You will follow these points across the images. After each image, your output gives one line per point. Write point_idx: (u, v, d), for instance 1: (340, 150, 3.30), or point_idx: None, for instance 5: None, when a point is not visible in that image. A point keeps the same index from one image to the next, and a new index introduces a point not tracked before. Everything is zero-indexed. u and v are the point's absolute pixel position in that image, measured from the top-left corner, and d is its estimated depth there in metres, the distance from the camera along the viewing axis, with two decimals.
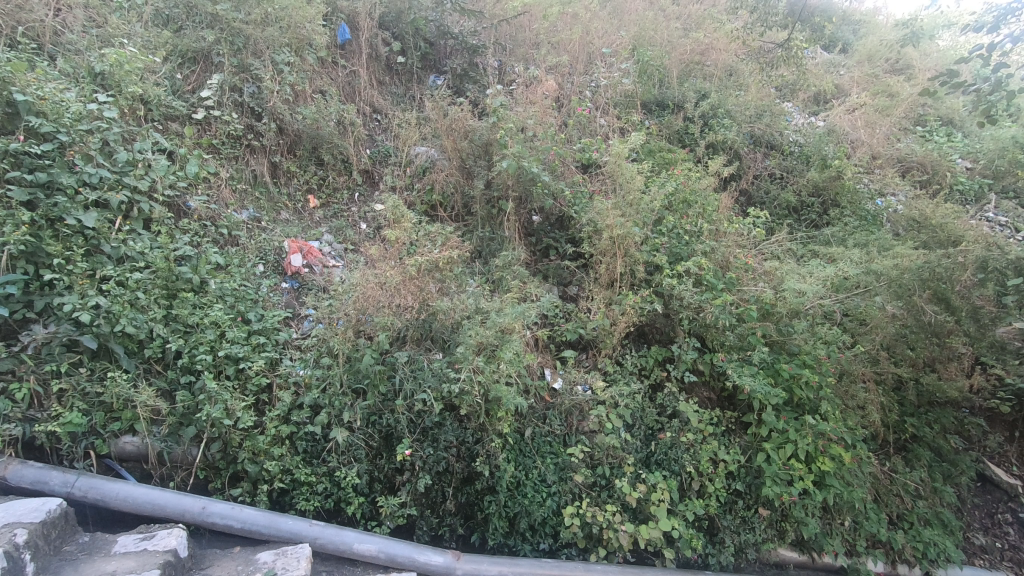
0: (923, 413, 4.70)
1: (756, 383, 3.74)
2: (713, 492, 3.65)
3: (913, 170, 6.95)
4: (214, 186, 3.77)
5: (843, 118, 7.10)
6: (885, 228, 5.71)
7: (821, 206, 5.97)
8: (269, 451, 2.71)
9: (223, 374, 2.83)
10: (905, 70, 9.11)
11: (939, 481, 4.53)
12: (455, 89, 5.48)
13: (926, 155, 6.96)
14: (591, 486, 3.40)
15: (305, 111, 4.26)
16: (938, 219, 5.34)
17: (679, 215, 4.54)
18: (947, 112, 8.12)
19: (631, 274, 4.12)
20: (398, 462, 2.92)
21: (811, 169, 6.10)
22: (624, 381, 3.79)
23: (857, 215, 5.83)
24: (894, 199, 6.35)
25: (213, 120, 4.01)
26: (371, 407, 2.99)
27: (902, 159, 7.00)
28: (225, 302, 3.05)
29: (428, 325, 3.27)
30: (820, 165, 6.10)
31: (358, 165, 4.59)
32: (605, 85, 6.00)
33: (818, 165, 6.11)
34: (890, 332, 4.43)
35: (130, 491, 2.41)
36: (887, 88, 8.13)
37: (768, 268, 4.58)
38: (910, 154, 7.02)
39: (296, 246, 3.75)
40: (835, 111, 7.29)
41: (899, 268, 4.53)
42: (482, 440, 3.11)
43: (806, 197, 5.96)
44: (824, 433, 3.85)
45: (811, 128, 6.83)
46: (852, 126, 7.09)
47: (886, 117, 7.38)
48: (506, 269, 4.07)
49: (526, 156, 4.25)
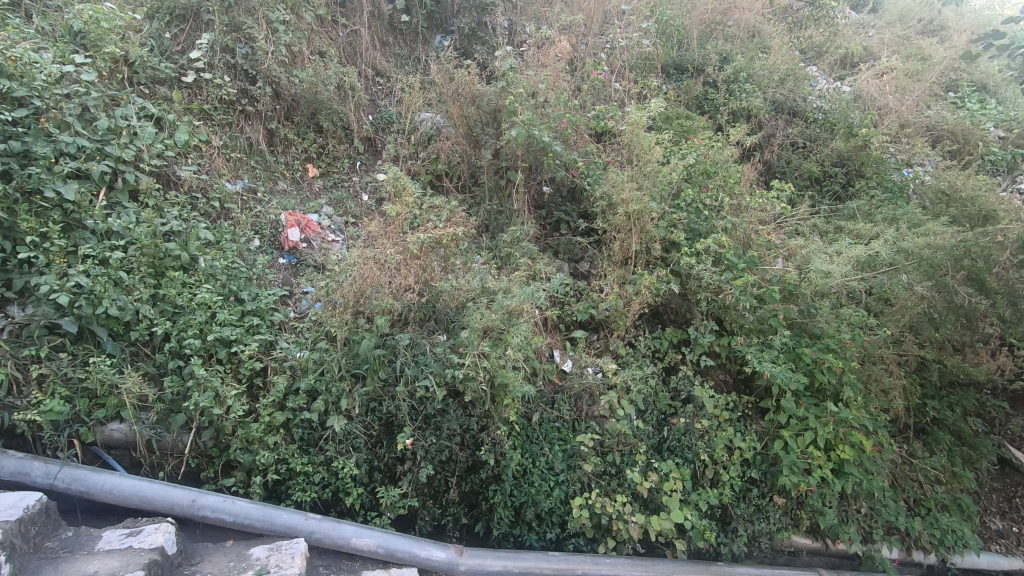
0: (945, 396, 4.54)
1: (778, 369, 3.54)
2: (727, 482, 3.51)
3: (943, 139, 6.56)
4: (206, 155, 3.57)
5: (871, 83, 6.68)
6: (913, 201, 5.39)
7: (845, 176, 5.65)
8: (263, 440, 2.58)
9: (214, 358, 2.68)
10: (937, 32, 8.56)
11: (959, 467, 4.36)
12: (461, 50, 5.15)
13: (957, 123, 6.56)
14: (601, 475, 3.28)
15: (302, 74, 4.03)
16: (969, 192, 4.92)
17: (698, 187, 4.26)
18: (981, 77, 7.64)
19: (647, 251, 3.89)
20: (398, 452, 2.79)
21: (835, 138, 5.76)
22: (637, 365, 3.62)
23: (883, 187, 5.51)
24: (922, 170, 6.01)
25: (204, 83, 3.75)
26: (371, 393, 2.84)
27: (931, 127, 6.61)
28: (217, 282, 2.88)
29: (432, 306, 3.08)
30: (845, 134, 5.75)
31: (359, 131, 4.35)
32: (622, 46, 5.64)
33: (843, 134, 5.76)
34: (916, 311, 4.18)
35: (116, 483, 2.29)
36: (920, 51, 7.65)
37: (791, 247, 4.32)
38: (940, 121, 6.62)
39: (293, 219, 3.57)
40: (863, 76, 6.87)
41: (931, 246, 4.18)
42: (488, 427, 2.97)
43: (830, 167, 5.64)
44: (846, 420, 3.67)
45: (837, 93, 6.44)
46: (880, 92, 6.68)
47: (917, 82, 6.94)
48: (514, 245, 3.86)
49: (537, 123, 3.94)
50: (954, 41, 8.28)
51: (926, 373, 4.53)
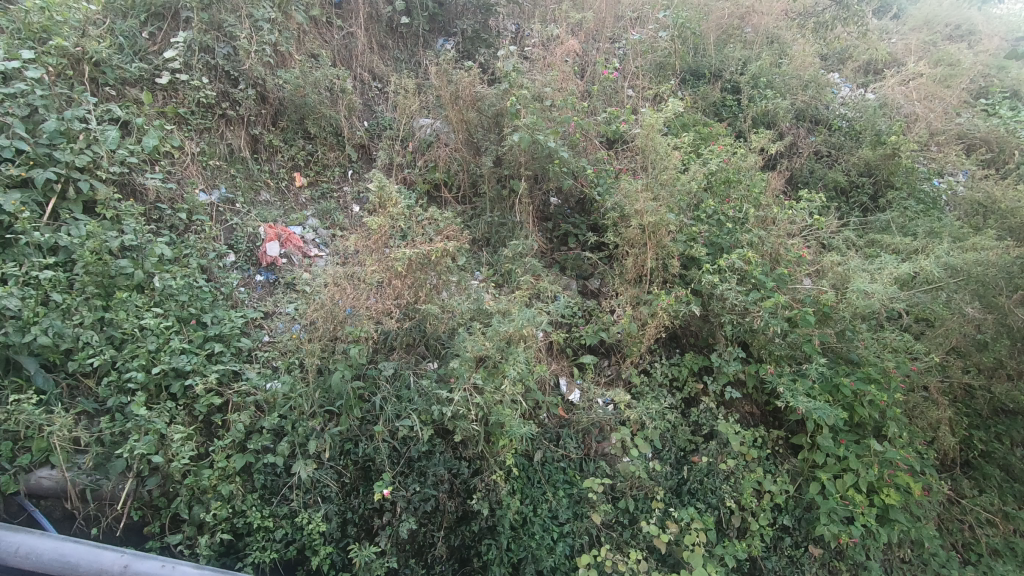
0: (989, 424, 3.98)
1: (815, 404, 3.10)
2: (757, 531, 3.08)
3: (976, 148, 6.10)
4: (178, 163, 3.27)
5: (897, 89, 6.27)
6: (947, 213, 4.94)
7: (872, 187, 5.23)
8: (216, 490, 2.23)
9: (165, 393, 2.34)
10: (963, 40, 8.13)
11: (1012, 506, 3.77)
12: (464, 54, 4.82)
13: (991, 131, 6.11)
14: (611, 524, 2.89)
15: (286, 76, 3.70)
16: (1009, 203, 4.51)
17: (719, 198, 3.82)
18: (1011, 84, 7.26)
19: (664, 268, 3.47)
20: (375, 502, 2.41)
21: (862, 146, 5.36)
22: (652, 396, 3.22)
23: (916, 198, 5.07)
24: (955, 181, 5.55)
25: (180, 85, 3.44)
26: (346, 432, 2.49)
27: (963, 136, 6.17)
28: (176, 303, 2.54)
29: (420, 330, 2.76)
30: (872, 142, 5.34)
31: (352, 138, 4.03)
32: (635, 51, 5.31)
33: (870, 142, 5.35)
34: (966, 335, 3.71)
35: (33, 545, 1.95)
36: (948, 56, 7.22)
37: (825, 262, 3.81)
38: (972, 129, 6.19)
39: (273, 232, 3.27)
40: (887, 82, 6.47)
41: (982, 262, 3.70)
42: (481, 471, 2.60)
43: (856, 177, 5.23)
44: (892, 460, 3.21)
45: (861, 100, 6.03)
46: (906, 99, 6.25)
47: (946, 89, 6.51)
48: (516, 260, 3.52)
49: (542, 127, 3.57)
50: (983, 48, 7.86)
51: (963, 399, 3.97)
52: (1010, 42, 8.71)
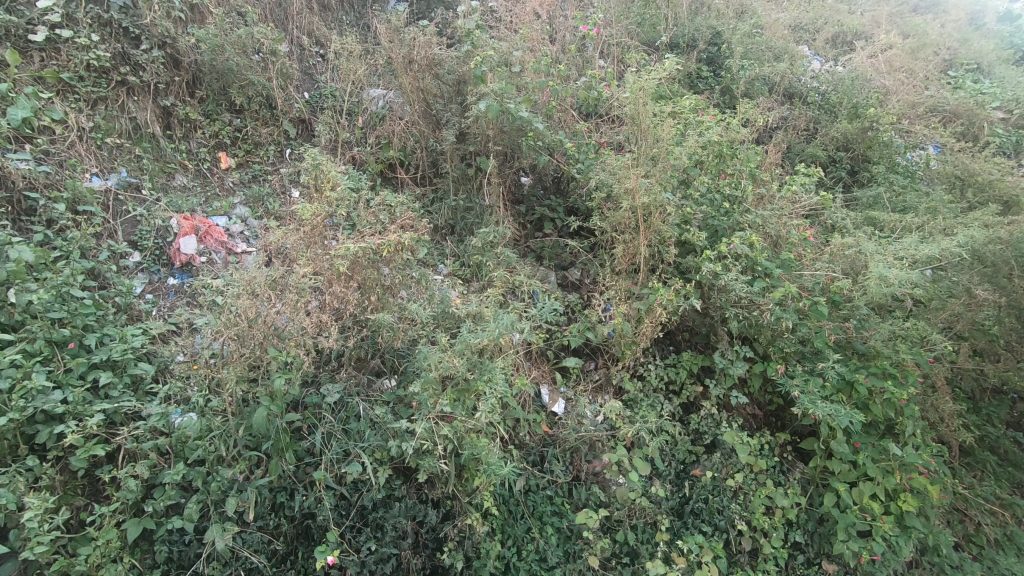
0: (980, 407, 3.48)
1: (834, 408, 2.72)
2: (770, 554, 2.67)
3: (947, 120, 5.75)
4: (62, 140, 2.64)
5: (868, 61, 5.92)
6: (923, 186, 4.59)
7: (851, 162, 4.83)
8: (101, 573, 1.71)
9: (28, 445, 1.78)
10: (925, 13, 7.88)
11: (1008, 493, 3.27)
12: (418, 14, 4.22)
13: (960, 103, 5.78)
14: (608, 559, 2.48)
15: (201, 33, 3.04)
16: (986, 174, 4.34)
17: (713, 174, 3.34)
18: (969, 57, 7.09)
19: (657, 256, 3.02)
20: (318, 571, 1.89)
21: (838, 119, 4.95)
22: (648, 405, 2.78)
23: (895, 174, 4.66)
24: (922, 155, 5.17)
25: (63, 44, 2.75)
26: (279, 481, 1.97)
27: (934, 108, 5.79)
28: (47, 321, 1.96)
29: (372, 342, 2.27)
30: (850, 115, 4.93)
31: (288, 111, 3.41)
32: (605, 17, 4.79)
33: (847, 115, 4.92)
34: (971, 319, 3.22)
35: None
36: (913, 29, 6.98)
37: (834, 244, 3.40)
38: (942, 101, 5.82)
39: (189, 224, 2.68)
40: (859, 54, 6.11)
41: (995, 240, 3.26)
42: (452, 516, 2.11)
43: (834, 152, 4.83)
44: (914, 465, 2.84)
45: (835, 71, 5.66)
46: (876, 71, 5.90)
47: (916, 61, 6.25)
48: (485, 251, 3.02)
49: (511, 94, 3.03)
50: (944, 22, 7.64)
51: (958, 380, 3.46)
52: (970, 14, 8.50)
